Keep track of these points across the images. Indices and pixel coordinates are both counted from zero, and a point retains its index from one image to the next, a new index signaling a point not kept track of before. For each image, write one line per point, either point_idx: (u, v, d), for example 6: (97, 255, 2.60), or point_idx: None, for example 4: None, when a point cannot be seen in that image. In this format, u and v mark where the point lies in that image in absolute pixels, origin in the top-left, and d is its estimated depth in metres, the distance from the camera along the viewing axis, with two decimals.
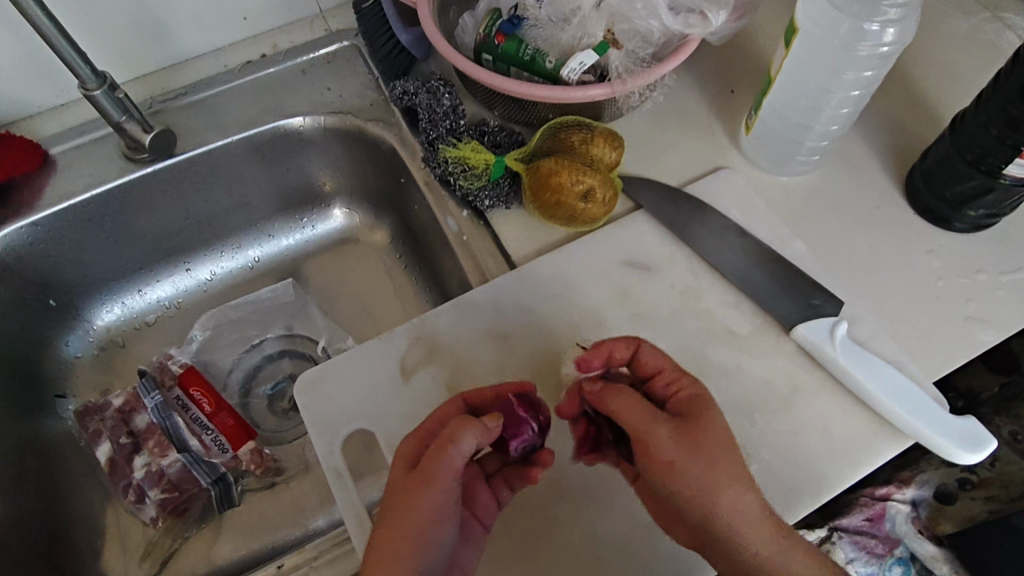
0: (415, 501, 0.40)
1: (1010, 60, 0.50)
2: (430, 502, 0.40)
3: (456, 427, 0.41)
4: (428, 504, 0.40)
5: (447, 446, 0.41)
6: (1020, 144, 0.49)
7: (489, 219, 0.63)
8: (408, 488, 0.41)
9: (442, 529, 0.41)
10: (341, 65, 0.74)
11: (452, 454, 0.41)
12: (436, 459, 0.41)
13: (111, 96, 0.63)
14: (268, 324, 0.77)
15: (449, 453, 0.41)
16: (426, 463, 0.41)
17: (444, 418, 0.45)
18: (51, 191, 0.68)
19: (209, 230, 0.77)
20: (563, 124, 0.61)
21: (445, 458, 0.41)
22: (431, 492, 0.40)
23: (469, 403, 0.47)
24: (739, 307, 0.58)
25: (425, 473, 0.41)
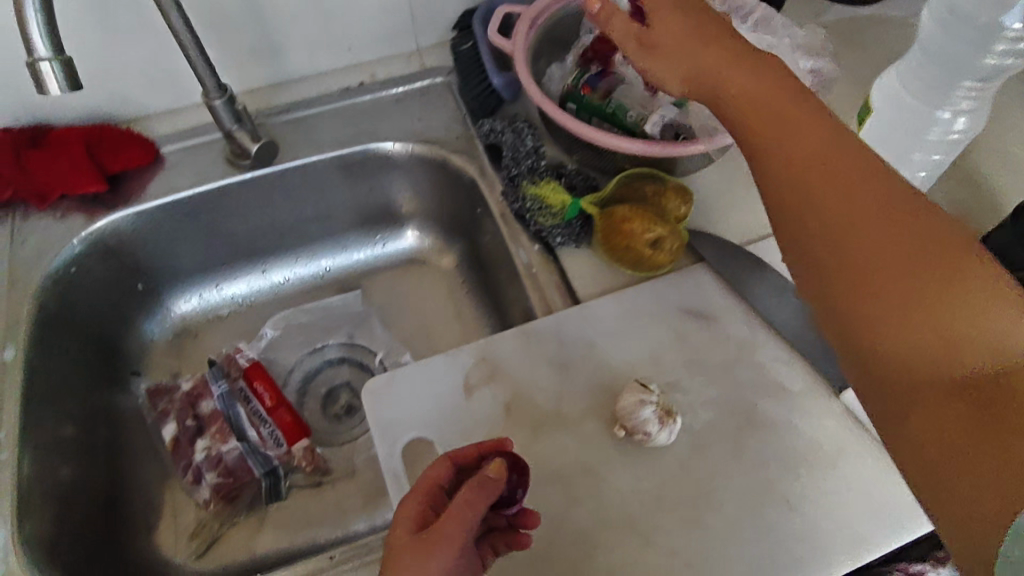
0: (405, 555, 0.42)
1: None
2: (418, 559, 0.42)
3: (468, 488, 0.43)
4: (417, 565, 0.41)
5: (463, 508, 0.43)
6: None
7: (558, 255, 0.66)
8: (396, 551, 0.43)
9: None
10: (432, 99, 0.80)
11: (420, 515, 0.45)
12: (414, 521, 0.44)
13: (229, 107, 0.69)
14: (332, 331, 0.81)
15: (465, 518, 0.43)
16: (411, 525, 0.44)
17: (435, 479, 0.47)
18: (158, 185, 0.74)
19: (289, 237, 0.82)
20: (637, 174, 0.65)
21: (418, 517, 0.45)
22: (445, 555, 0.42)
23: (456, 462, 0.48)
24: (792, 365, 0.60)
25: (405, 535, 0.44)
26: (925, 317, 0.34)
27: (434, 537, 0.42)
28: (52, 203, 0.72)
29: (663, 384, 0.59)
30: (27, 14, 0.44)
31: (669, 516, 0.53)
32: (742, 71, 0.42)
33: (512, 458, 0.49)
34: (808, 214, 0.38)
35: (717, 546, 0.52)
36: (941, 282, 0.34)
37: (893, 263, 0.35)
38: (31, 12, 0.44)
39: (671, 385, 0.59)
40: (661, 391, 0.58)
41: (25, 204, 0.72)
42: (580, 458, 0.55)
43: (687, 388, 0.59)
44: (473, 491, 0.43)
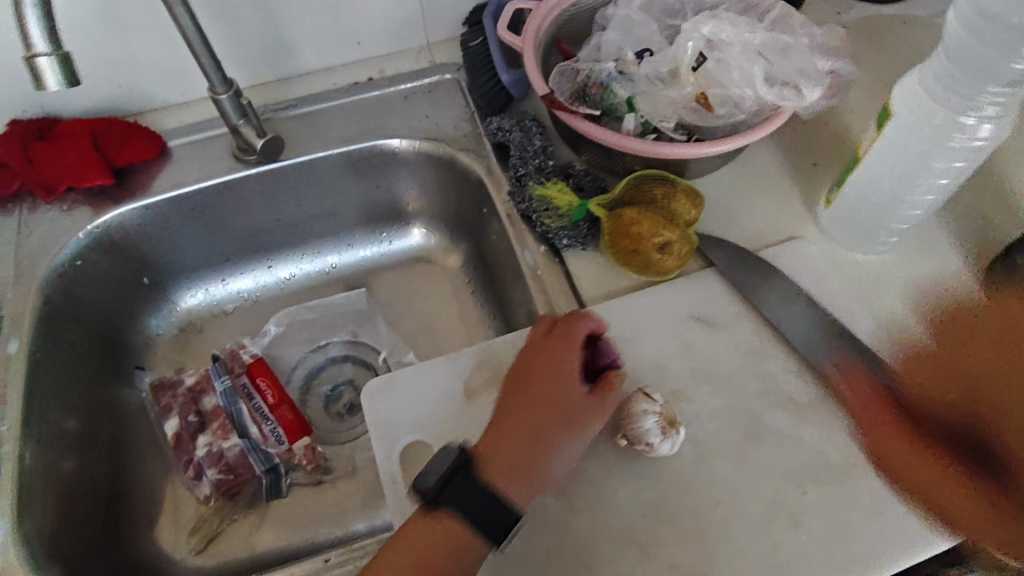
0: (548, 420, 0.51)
1: None
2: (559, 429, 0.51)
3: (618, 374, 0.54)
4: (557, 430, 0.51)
5: (614, 391, 0.53)
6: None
7: (564, 257, 0.65)
8: (540, 413, 0.51)
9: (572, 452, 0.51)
10: (441, 95, 0.79)
11: (567, 384, 0.52)
12: (557, 389, 0.52)
13: (234, 100, 0.68)
14: (336, 329, 0.81)
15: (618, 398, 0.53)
16: (557, 393, 0.52)
17: (570, 347, 0.54)
18: (165, 179, 0.74)
19: (295, 233, 0.81)
20: (647, 176, 0.64)
21: (560, 387, 0.52)
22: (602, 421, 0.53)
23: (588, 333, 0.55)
24: (801, 376, 0.58)
25: (541, 400, 0.52)
26: None
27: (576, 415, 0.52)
28: (58, 196, 0.72)
29: (668, 392, 0.57)
30: (25, 10, 0.43)
31: (669, 530, 0.52)
32: None
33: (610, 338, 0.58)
34: None
35: (719, 562, 0.50)
36: None
37: None
38: (29, 7, 0.43)
39: (676, 394, 0.58)
40: (665, 400, 0.57)
41: (32, 198, 0.72)
42: (579, 466, 0.54)
43: (693, 397, 0.57)
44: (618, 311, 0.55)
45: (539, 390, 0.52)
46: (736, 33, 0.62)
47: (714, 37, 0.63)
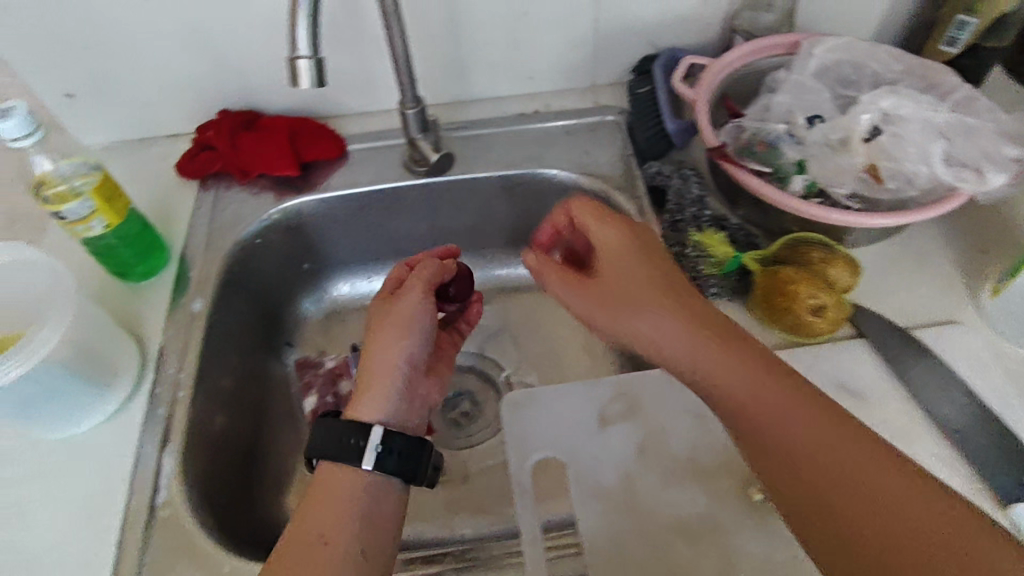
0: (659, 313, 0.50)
1: None
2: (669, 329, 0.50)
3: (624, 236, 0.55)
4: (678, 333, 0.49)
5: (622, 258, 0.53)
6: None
7: (708, 305, 0.66)
8: (596, 298, 0.53)
9: (403, 353, 0.61)
10: (601, 134, 0.82)
11: (627, 263, 0.53)
12: (620, 265, 0.53)
13: (419, 115, 0.74)
14: (466, 340, 0.85)
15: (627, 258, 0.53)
16: (621, 270, 0.53)
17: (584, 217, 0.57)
18: (341, 178, 0.81)
19: (444, 244, 0.87)
20: (805, 240, 0.64)
21: (624, 266, 0.53)
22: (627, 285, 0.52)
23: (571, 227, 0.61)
24: (951, 464, 0.56)
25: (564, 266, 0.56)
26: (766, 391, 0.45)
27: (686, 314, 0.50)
28: (251, 179, 0.81)
29: None
30: (299, 19, 0.49)
31: None
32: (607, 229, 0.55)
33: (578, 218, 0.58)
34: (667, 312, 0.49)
35: None
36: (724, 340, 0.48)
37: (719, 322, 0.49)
38: (302, 16, 0.49)
39: None
40: None
41: (229, 178, 0.81)
42: (709, 511, 0.54)
43: None
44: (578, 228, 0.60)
45: (624, 283, 0.52)
46: (917, 110, 0.63)
47: (891, 112, 0.64)
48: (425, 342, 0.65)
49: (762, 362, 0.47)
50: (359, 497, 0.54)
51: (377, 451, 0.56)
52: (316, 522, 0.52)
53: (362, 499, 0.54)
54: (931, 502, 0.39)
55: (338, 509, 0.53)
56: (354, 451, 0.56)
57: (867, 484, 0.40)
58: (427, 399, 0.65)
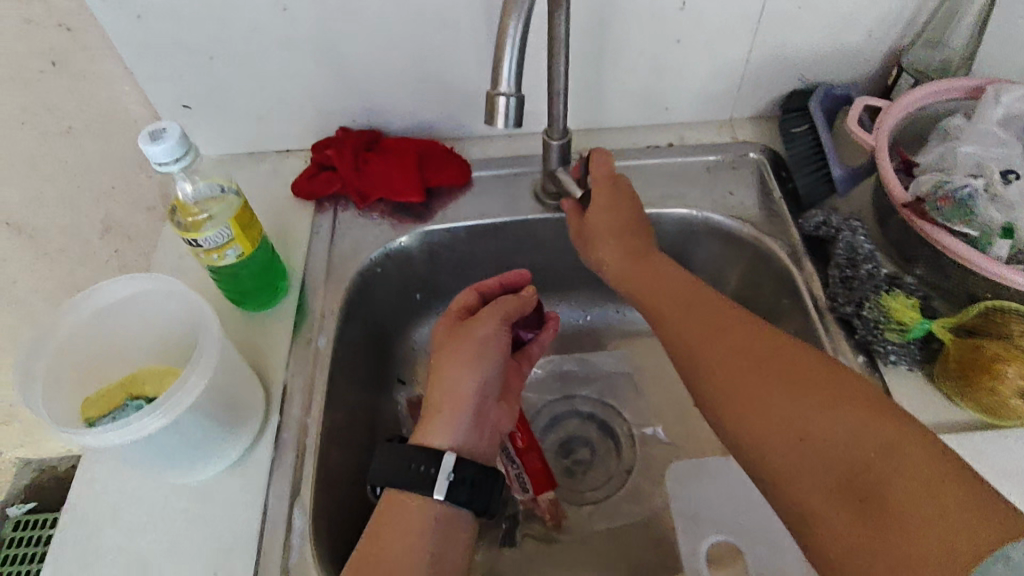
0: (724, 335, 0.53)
1: None
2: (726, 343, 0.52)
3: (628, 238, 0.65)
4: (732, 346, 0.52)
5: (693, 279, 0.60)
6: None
7: (886, 374, 0.61)
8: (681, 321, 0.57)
9: (474, 377, 0.58)
10: (744, 173, 0.77)
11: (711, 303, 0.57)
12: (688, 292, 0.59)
13: (563, 147, 0.69)
14: (585, 384, 0.80)
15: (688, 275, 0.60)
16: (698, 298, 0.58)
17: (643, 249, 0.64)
18: (465, 207, 0.76)
19: (563, 280, 0.82)
20: (1002, 308, 0.57)
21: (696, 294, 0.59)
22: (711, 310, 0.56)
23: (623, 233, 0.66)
24: None
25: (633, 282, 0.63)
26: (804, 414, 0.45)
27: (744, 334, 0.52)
28: (369, 204, 0.76)
29: None
30: (506, 52, 0.46)
31: None
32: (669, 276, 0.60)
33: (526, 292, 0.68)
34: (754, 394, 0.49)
35: None
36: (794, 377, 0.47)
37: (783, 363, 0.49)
38: (507, 49, 0.46)
39: None
40: None
41: (346, 200, 0.77)
42: None
43: None
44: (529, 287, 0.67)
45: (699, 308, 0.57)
46: None
47: None
48: (499, 370, 0.60)
49: (784, 378, 0.48)
50: (428, 526, 0.52)
51: (450, 480, 0.52)
52: (394, 556, 0.49)
53: (433, 533, 0.52)
54: (927, 496, 0.39)
55: (408, 543, 0.50)
56: (423, 478, 0.52)
57: (906, 482, 0.40)
58: (499, 427, 0.61)
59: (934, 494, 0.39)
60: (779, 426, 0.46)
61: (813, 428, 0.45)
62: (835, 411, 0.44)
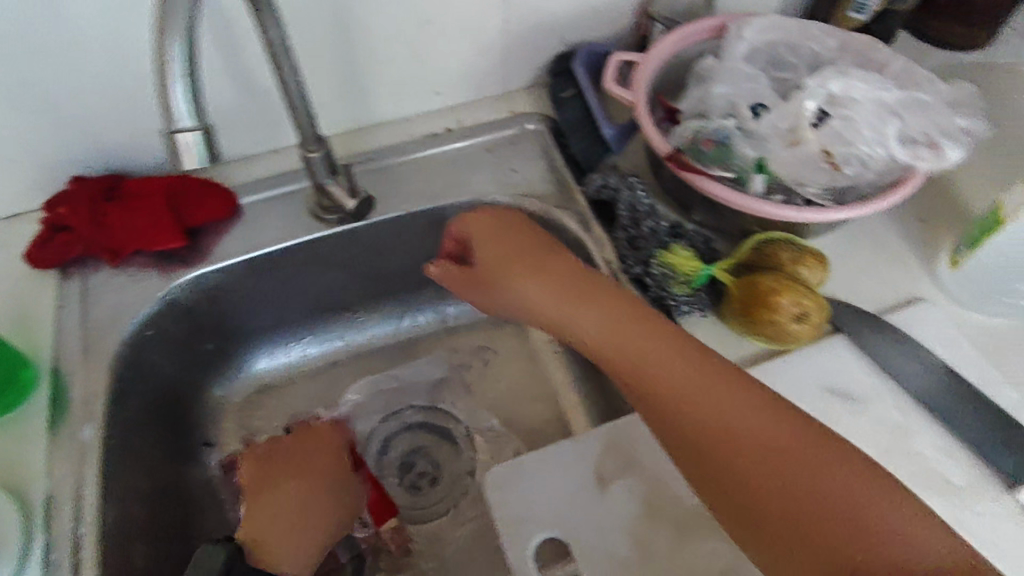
0: (639, 323, 0.51)
1: None
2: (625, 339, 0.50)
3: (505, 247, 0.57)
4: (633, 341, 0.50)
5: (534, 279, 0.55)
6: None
7: (682, 324, 0.61)
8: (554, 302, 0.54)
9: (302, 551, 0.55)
10: (525, 147, 0.75)
11: (606, 287, 0.54)
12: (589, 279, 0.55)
13: (326, 158, 0.63)
14: (412, 395, 0.76)
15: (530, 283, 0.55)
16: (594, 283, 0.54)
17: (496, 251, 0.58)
18: (239, 240, 0.68)
19: (367, 293, 0.76)
20: (772, 240, 0.60)
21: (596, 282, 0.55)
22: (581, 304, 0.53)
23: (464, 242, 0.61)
24: (954, 456, 0.55)
25: (495, 280, 0.56)
26: (701, 434, 0.45)
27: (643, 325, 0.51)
28: (124, 260, 0.66)
29: None
30: (175, 87, 0.47)
31: None
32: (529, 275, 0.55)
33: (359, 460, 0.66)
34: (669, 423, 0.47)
35: None
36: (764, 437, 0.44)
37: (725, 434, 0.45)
38: (179, 82, 0.48)
39: None
40: None
41: (95, 260, 0.67)
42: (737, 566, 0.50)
43: None
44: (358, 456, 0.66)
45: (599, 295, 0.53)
46: (869, 90, 0.59)
47: (838, 94, 0.60)
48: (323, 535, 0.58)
49: (684, 396, 0.47)
50: None
51: None
52: None
53: None
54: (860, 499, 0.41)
55: None
56: None
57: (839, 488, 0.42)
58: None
59: (844, 501, 0.41)
60: (685, 430, 0.46)
61: (685, 405, 0.46)
62: (744, 406, 0.45)
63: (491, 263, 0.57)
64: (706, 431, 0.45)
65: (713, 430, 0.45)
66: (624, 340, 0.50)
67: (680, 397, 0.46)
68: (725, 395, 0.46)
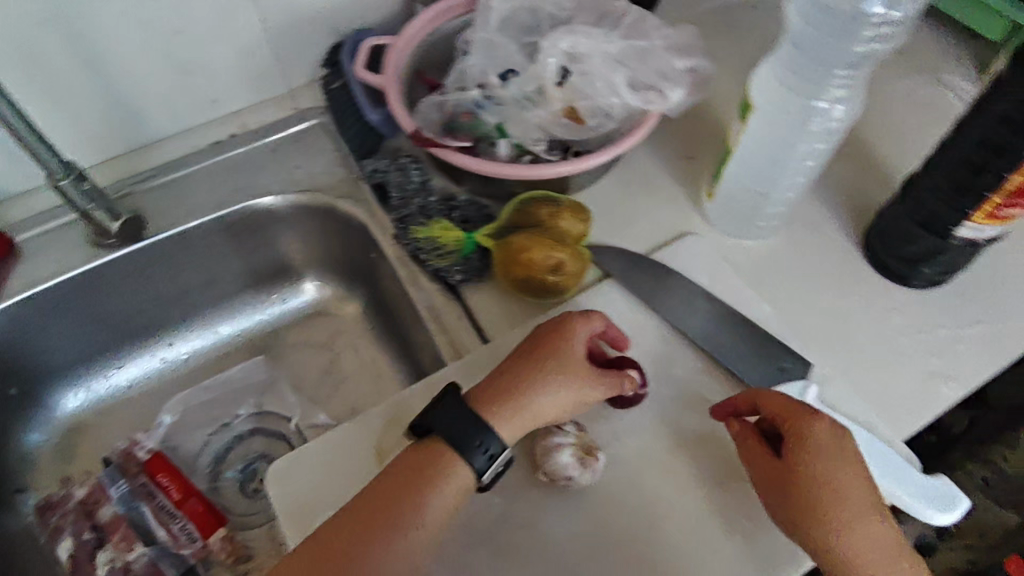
0: (819, 453, 0.48)
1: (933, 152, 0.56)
2: (832, 474, 0.47)
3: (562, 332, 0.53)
4: (834, 479, 0.47)
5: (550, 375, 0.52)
6: (1013, 165, 0.49)
7: (460, 292, 0.63)
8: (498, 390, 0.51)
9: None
10: (311, 143, 0.75)
11: (820, 427, 0.49)
12: (794, 414, 0.50)
13: (77, 187, 0.61)
14: (238, 404, 0.76)
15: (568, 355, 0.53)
16: (796, 427, 0.49)
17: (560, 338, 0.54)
18: (16, 280, 0.66)
19: (175, 310, 0.76)
20: (533, 198, 0.62)
21: (802, 419, 0.49)
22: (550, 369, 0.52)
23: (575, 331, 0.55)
24: (713, 374, 0.59)
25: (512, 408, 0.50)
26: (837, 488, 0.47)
27: (846, 466, 0.48)
28: None
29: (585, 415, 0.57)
30: None
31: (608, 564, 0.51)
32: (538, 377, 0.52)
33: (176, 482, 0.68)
34: (780, 486, 0.49)
35: None
36: (804, 504, 0.47)
37: (841, 483, 0.47)
38: None
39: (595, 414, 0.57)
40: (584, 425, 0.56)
41: None
42: (507, 510, 0.52)
43: (610, 416, 0.57)
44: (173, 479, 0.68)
45: (813, 449, 0.48)
46: (593, 44, 0.62)
47: (573, 51, 0.62)
48: None
49: (787, 480, 0.48)
50: None
51: None
52: None
53: None
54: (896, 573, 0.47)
55: None
56: None
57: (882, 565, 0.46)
58: None
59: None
60: (821, 491, 0.47)
61: (825, 488, 0.47)
62: (876, 532, 0.47)
63: (523, 357, 0.53)
64: (816, 493, 0.47)
65: (818, 497, 0.47)
66: (803, 482, 0.48)
67: (825, 529, 0.47)
68: (860, 517, 0.47)
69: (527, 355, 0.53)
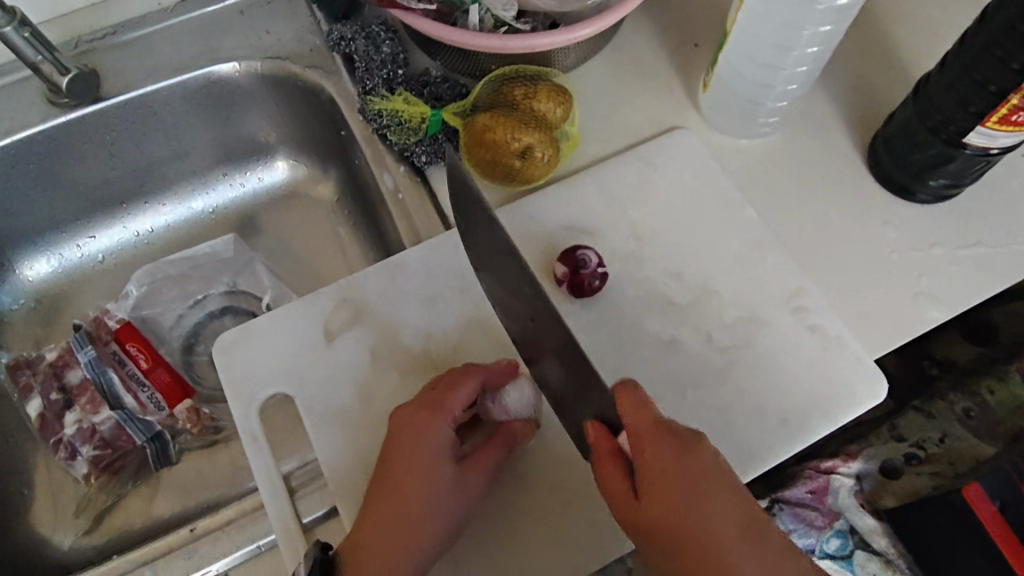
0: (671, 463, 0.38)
1: (957, 43, 0.49)
2: (688, 514, 0.37)
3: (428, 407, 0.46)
4: (693, 516, 0.37)
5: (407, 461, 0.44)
6: None
7: (426, 175, 0.60)
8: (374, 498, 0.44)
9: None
10: (282, 7, 0.70)
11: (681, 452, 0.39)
12: (649, 435, 0.38)
13: (20, 34, 0.58)
14: (209, 280, 0.74)
15: (421, 446, 0.45)
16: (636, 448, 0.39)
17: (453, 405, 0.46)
18: None
19: (145, 181, 0.74)
20: (508, 76, 0.57)
21: (658, 437, 0.38)
22: (405, 467, 0.44)
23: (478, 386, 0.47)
24: (683, 278, 0.56)
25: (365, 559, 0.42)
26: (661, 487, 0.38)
27: (675, 453, 0.38)
28: None
29: None
30: None
31: (545, 453, 0.51)
32: (383, 482, 0.44)
33: (144, 348, 0.68)
34: (650, 515, 0.38)
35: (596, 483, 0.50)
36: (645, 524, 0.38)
37: (657, 492, 0.38)
38: None
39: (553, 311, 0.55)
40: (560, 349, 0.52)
41: None
42: None
43: (568, 314, 0.55)
44: (141, 346, 0.68)
45: (663, 472, 0.38)
46: None
47: None
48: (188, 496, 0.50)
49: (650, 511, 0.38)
50: None
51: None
52: None
53: None
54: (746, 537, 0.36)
55: None
56: None
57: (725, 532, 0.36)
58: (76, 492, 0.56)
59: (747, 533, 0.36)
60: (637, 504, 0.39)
61: (643, 489, 0.38)
62: (748, 540, 0.36)
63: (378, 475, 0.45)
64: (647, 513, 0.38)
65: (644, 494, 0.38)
66: (655, 512, 0.38)
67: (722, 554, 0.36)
68: (715, 517, 0.37)
69: (386, 490, 0.44)
